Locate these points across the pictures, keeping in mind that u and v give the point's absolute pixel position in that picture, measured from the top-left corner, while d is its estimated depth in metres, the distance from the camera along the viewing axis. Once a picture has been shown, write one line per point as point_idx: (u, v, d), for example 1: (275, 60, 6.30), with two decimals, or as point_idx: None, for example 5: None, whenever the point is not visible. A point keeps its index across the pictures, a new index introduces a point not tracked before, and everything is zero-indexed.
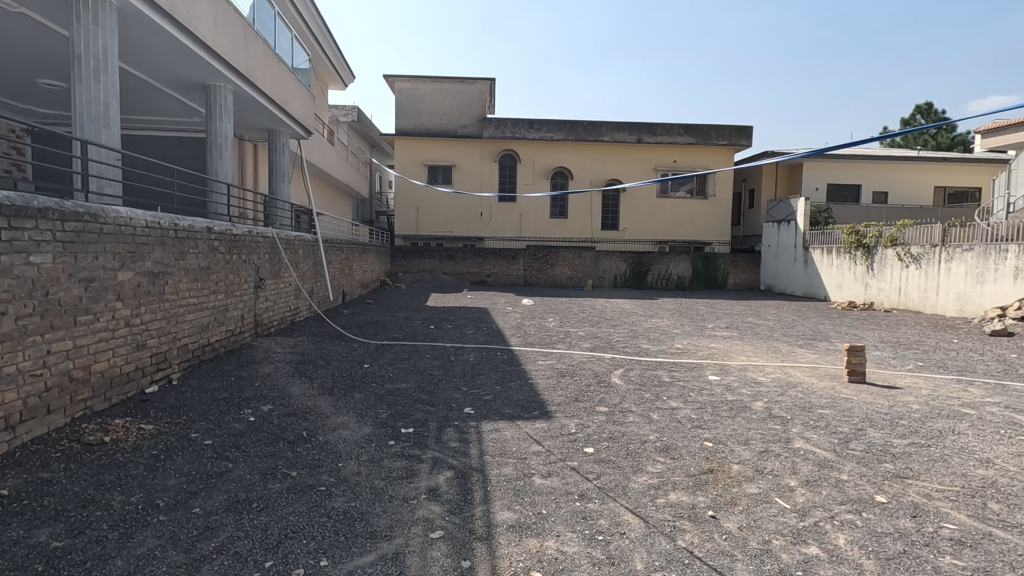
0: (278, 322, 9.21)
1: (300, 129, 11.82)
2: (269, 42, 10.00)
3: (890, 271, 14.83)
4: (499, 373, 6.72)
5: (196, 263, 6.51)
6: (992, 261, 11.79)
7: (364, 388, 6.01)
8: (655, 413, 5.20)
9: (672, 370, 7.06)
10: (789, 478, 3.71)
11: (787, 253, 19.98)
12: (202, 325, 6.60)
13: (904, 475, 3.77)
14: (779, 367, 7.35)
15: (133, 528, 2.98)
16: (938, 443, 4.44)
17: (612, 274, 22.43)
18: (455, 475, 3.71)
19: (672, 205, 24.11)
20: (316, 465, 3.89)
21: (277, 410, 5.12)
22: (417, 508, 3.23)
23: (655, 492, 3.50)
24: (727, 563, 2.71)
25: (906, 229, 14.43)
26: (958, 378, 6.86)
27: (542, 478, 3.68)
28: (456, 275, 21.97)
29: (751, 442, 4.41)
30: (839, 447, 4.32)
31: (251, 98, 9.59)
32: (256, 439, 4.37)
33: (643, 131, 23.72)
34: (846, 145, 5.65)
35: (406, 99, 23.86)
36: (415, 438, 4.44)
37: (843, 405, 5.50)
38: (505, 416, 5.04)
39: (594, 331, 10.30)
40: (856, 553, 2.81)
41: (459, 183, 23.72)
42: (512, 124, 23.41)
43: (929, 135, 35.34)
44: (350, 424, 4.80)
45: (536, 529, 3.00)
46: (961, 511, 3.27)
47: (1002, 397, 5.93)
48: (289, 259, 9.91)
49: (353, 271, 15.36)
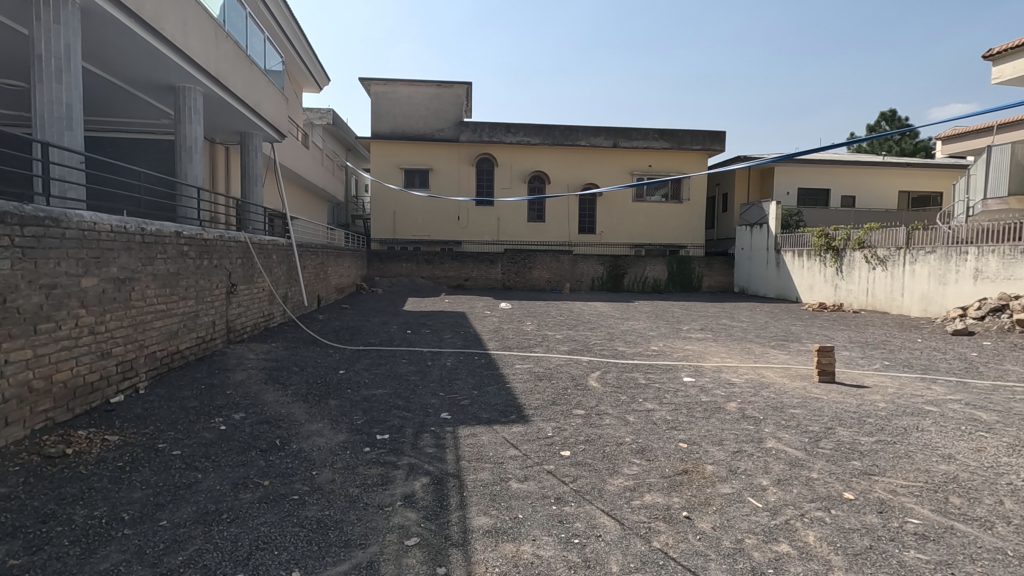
0: (251, 328, 9.04)
1: (273, 132, 11.63)
2: (240, 43, 9.81)
3: (859, 273, 15.23)
4: (477, 378, 6.70)
5: (164, 268, 6.35)
6: (953, 263, 12.23)
7: (339, 394, 5.92)
8: (631, 416, 5.24)
9: (648, 372, 7.13)
10: (761, 477, 3.78)
11: (759, 256, 20.41)
12: (171, 332, 6.44)
13: (871, 472, 3.87)
14: (752, 368, 7.50)
15: (96, 543, 2.88)
16: (903, 440, 4.56)
17: (590, 278, 22.56)
18: (430, 481, 3.67)
19: (648, 209, 24.37)
20: (289, 474, 3.81)
21: (250, 418, 5.02)
22: (392, 516, 3.20)
23: (630, 494, 3.52)
24: (700, 563, 2.74)
25: (872, 232, 14.85)
26: (922, 376, 7.05)
27: (518, 482, 3.68)
28: (434, 278, 21.83)
29: (725, 442, 4.48)
30: (810, 446, 4.41)
31: (223, 100, 9.43)
32: (226, 449, 4.27)
33: (618, 135, 23.93)
34: (817, 150, 5.82)
35: (382, 102, 23.70)
36: (391, 444, 4.39)
37: (813, 405, 5.62)
38: (482, 420, 5.02)
39: (572, 334, 10.36)
40: (825, 549, 2.87)
41: (435, 187, 23.64)
42: (490, 128, 23.39)
43: (892, 141, 36.58)
44: (324, 431, 4.72)
45: (512, 534, 2.99)
46: (925, 507, 3.36)
47: (963, 394, 6.13)
48: (262, 264, 9.73)
49: (329, 276, 15.18)
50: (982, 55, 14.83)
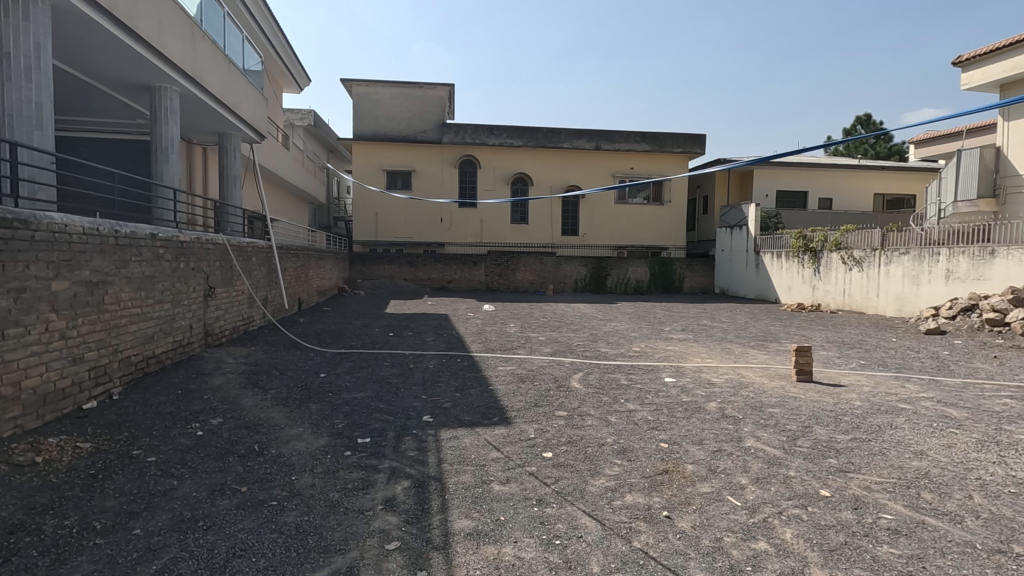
0: (229, 331, 8.90)
1: (252, 133, 11.47)
2: (217, 42, 9.66)
3: (836, 273, 15.51)
4: (459, 380, 6.68)
5: (139, 271, 6.23)
6: (926, 263, 12.56)
7: (320, 398, 5.85)
8: (612, 416, 5.27)
9: (629, 373, 7.19)
10: (740, 476, 3.83)
11: (739, 257, 20.71)
12: (146, 337, 6.32)
13: (846, 470, 3.95)
14: (732, 368, 7.58)
15: (67, 554, 2.81)
16: (877, 438, 4.66)
17: (573, 280, 22.66)
18: (412, 485, 3.65)
19: (630, 211, 24.55)
20: (267, 480, 3.75)
21: (227, 423, 4.94)
22: (373, 520, 3.17)
23: (611, 495, 3.54)
24: (680, 562, 2.76)
25: (849, 233, 15.14)
26: (896, 375, 7.22)
27: (499, 484, 3.67)
28: (417, 281, 21.73)
29: (705, 442, 4.53)
30: (788, 445, 4.46)
31: (199, 100, 9.27)
32: (203, 455, 4.20)
33: (600, 138, 24.08)
34: (795, 151, 5.92)
35: (364, 103, 23.53)
36: (372, 448, 4.36)
37: (791, 404, 5.70)
38: (464, 423, 5.00)
39: (554, 336, 10.38)
40: (801, 546, 2.92)
41: (418, 189, 23.55)
42: (473, 129, 23.35)
43: (867, 144, 37.36)
44: (304, 436, 4.66)
45: (493, 537, 2.99)
46: (898, 502, 3.44)
47: (934, 392, 6.29)
48: (241, 266, 9.57)
49: (310, 279, 15.04)
50: (951, 61, 15.26)
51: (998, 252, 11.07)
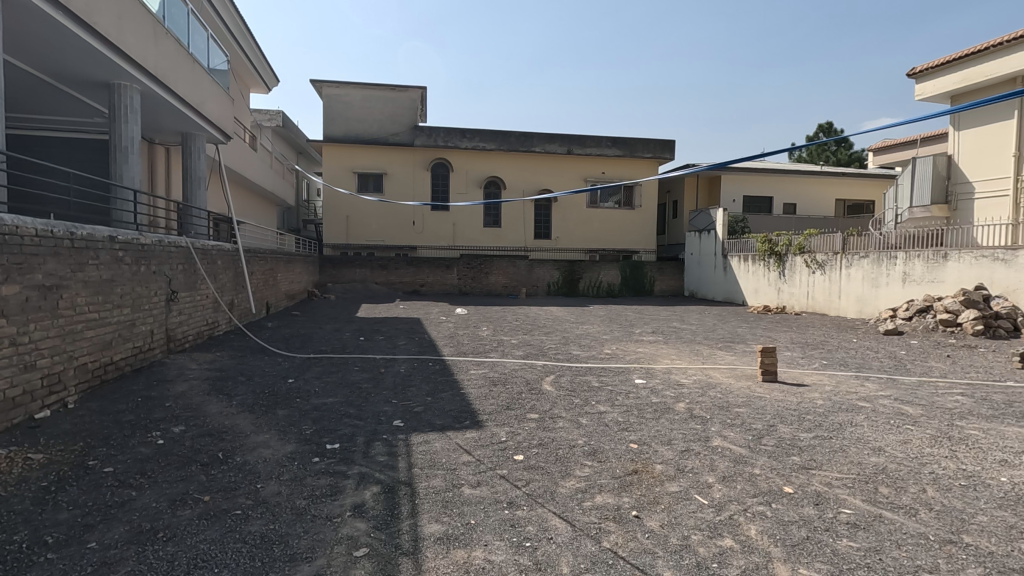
0: (193, 337, 8.64)
1: (218, 133, 11.20)
2: (181, 40, 9.42)
3: (800, 276, 15.96)
4: (431, 384, 6.62)
5: (96, 275, 6.01)
6: (884, 266, 13.04)
7: (288, 404, 5.73)
8: (584, 418, 5.31)
9: (601, 375, 7.26)
10: (707, 475, 3.90)
11: (707, 261, 21.14)
12: (104, 343, 6.10)
13: (809, 466, 4.06)
14: (700, 369, 7.72)
15: (15, 571, 2.69)
16: (838, 435, 4.81)
17: (546, 283, 22.75)
18: (381, 490, 3.61)
19: (602, 215, 24.81)
20: (232, 488, 3.66)
21: (191, 431, 4.80)
22: (341, 527, 3.12)
23: (582, 496, 3.56)
24: (649, 561, 2.80)
25: (812, 238, 15.62)
26: (857, 374, 7.47)
27: (470, 488, 3.66)
28: (389, 284, 21.53)
29: (674, 442, 4.60)
30: (753, 444, 4.56)
31: (162, 99, 9.02)
32: (164, 464, 4.07)
33: (572, 142, 24.30)
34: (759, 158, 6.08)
35: (335, 104, 23.23)
36: (341, 453, 4.30)
37: (757, 404, 5.84)
38: (435, 427, 4.97)
39: (527, 339, 10.40)
40: (765, 542, 2.98)
41: (390, 191, 23.36)
42: (445, 133, 23.30)
43: (829, 151, 38.61)
44: (271, 442, 4.56)
45: (463, 540, 2.98)
46: (857, 497, 3.55)
47: (893, 390, 6.52)
48: (206, 270, 9.33)
49: (278, 282, 14.73)
50: (906, 73, 15.94)
51: (950, 255, 11.61)
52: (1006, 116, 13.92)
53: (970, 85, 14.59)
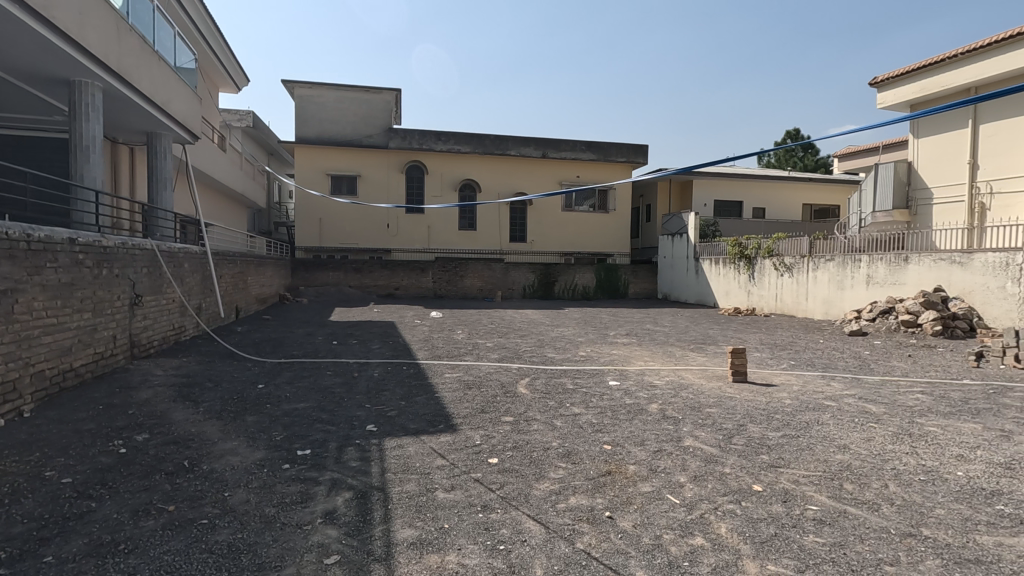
0: (159, 342, 8.39)
1: (185, 133, 10.93)
2: (146, 37, 9.18)
3: (769, 279, 16.33)
4: (405, 388, 6.56)
5: (55, 278, 5.79)
6: (849, 269, 13.45)
7: (258, 410, 5.61)
8: (558, 420, 5.33)
9: (575, 377, 7.30)
10: (679, 475, 3.95)
11: (680, 264, 21.47)
12: (63, 349, 5.88)
13: (777, 465, 4.15)
14: (672, 370, 7.84)
15: None
16: (805, 433, 4.93)
17: (521, 286, 22.80)
18: (353, 496, 3.56)
19: (577, 218, 24.99)
20: (198, 497, 3.56)
21: (155, 439, 4.65)
22: (312, 534, 3.06)
23: (556, 498, 3.57)
24: (622, 561, 2.82)
25: (780, 241, 16.01)
26: (823, 374, 7.67)
27: (444, 492, 3.63)
28: (363, 287, 21.28)
29: (646, 443, 4.65)
30: (724, 443, 4.65)
31: (125, 97, 8.76)
32: (126, 474, 3.93)
33: (547, 146, 24.44)
34: (727, 163, 6.21)
35: (307, 105, 22.89)
36: (313, 459, 4.22)
37: (727, 404, 5.95)
38: (409, 431, 4.92)
39: (502, 342, 10.40)
40: (735, 539, 3.04)
41: (364, 194, 23.12)
42: (420, 136, 23.19)
43: (797, 158, 39.70)
44: (240, 450, 4.45)
45: (437, 545, 2.95)
46: (823, 494, 3.64)
47: (857, 389, 6.72)
48: (172, 273, 9.08)
49: (249, 286, 14.41)
50: (868, 82, 16.49)
51: (911, 258, 12.03)
52: (961, 124, 14.52)
53: (927, 95, 15.18)
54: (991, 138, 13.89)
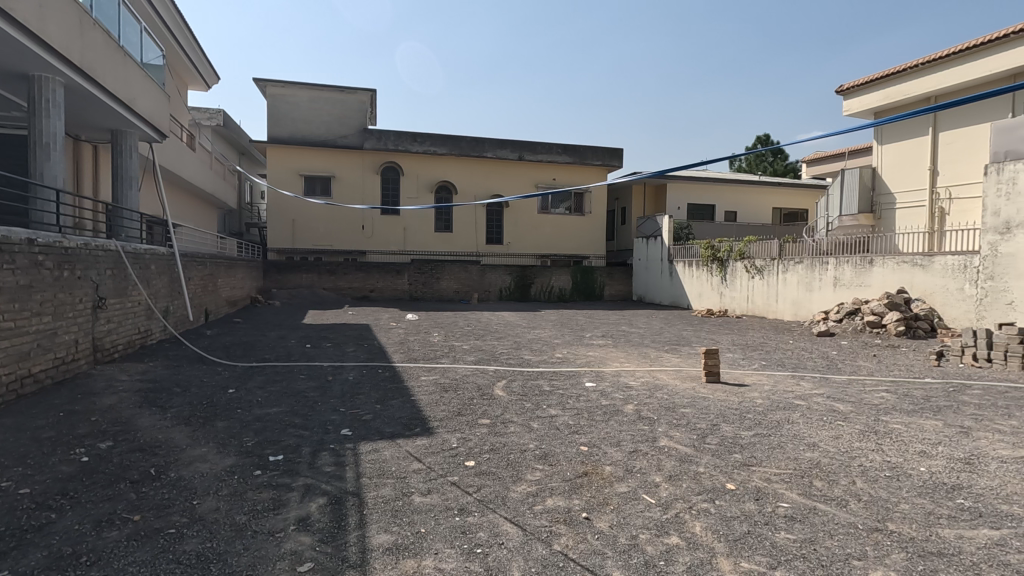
0: (123, 346, 8.12)
1: (152, 131, 10.63)
2: (111, 32, 8.90)
3: (740, 281, 16.65)
4: (380, 392, 6.48)
5: (12, 281, 5.56)
6: (817, 271, 13.82)
7: (228, 415, 5.47)
8: (535, 422, 5.33)
9: (552, 378, 7.32)
10: (654, 475, 3.99)
11: (654, 266, 21.74)
12: (21, 354, 5.65)
13: (750, 463, 4.22)
14: (647, 371, 7.93)
15: None
16: (776, 432, 5.03)
17: (497, 288, 22.79)
18: (328, 502, 3.49)
19: (553, 221, 25.11)
20: (164, 506, 3.45)
21: (119, 447, 4.49)
22: (284, 542, 3.00)
23: (533, 500, 3.57)
24: (598, 561, 2.83)
25: (751, 244, 16.36)
26: (793, 374, 7.86)
27: (421, 496, 3.60)
28: (337, 290, 20.98)
29: (622, 443, 4.68)
30: (698, 443, 4.71)
31: (88, 94, 8.48)
32: (88, 483, 3.79)
33: (523, 148, 24.50)
34: (701, 166, 6.33)
35: (280, 104, 22.52)
36: (285, 465, 4.13)
37: (701, 404, 6.04)
38: (384, 435, 4.86)
39: (478, 344, 10.37)
40: (709, 537, 3.08)
41: (338, 195, 22.84)
42: (396, 136, 23.01)
43: (767, 162, 40.65)
44: (209, 456, 4.33)
45: (413, 550, 2.92)
46: (794, 491, 3.72)
47: (826, 389, 6.89)
48: (137, 275, 8.80)
49: (219, 288, 14.07)
50: (835, 89, 16.97)
51: (875, 261, 12.42)
52: (922, 132, 15.06)
53: (891, 102, 15.69)
54: (950, 146, 14.46)
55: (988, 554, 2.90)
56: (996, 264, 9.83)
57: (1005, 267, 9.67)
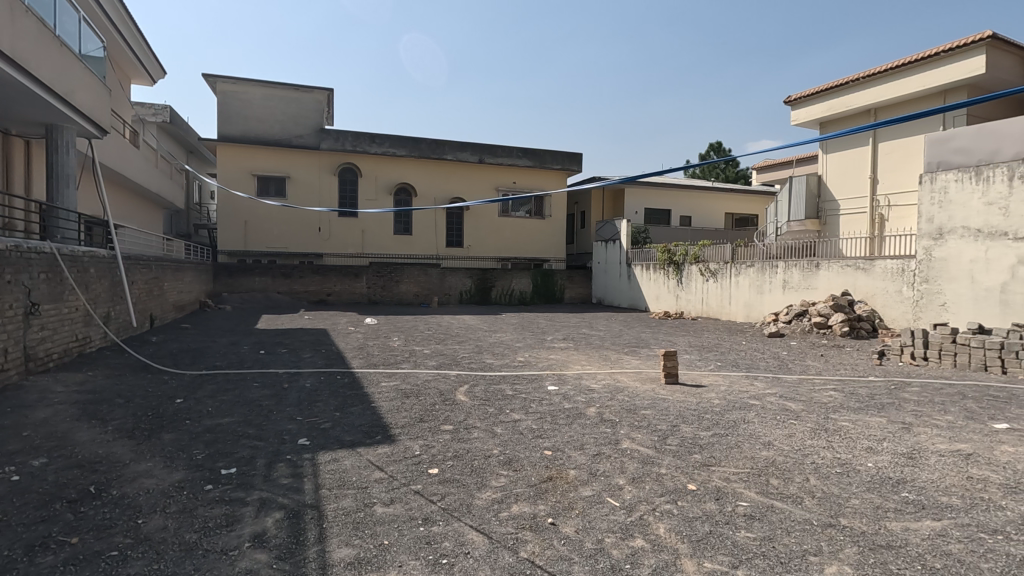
0: (59, 355, 7.63)
1: (92, 127, 10.05)
2: (46, 20, 8.37)
3: (695, 284, 17.11)
4: (339, 399, 6.30)
5: None
6: (768, 275, 14.38)
7: (175, 427, 5.20)
8: (498, 427, 5.29)
9: (515, 383, 7.29)
10: (618, 477, 4.03)
11: (613, 269, 22.06)
12: None
13: (710, 463, 4.32)
14: (608, 373, 8.03)
15: None
16: (733, 432, 5.17)
17: (457, 291, 22.61)
18: (285, 516, 3.36)
19: (514, 224, 25.15)
20: (106, 527, 3.23)
21: (55, 464, 4.20)
22: (238, 560, 2.86)
23: (498, 507, 3.53)
24: (565, 567, 2.82)
25: (706, 248, 16.84)
26: (747, 374, 8.11)
27: (383, 506, 3.51)
28: (292, 293, 20.38)
29: (586, 447, 4.71)
30: (659, 444, 4.79)
31: (21, 85, 7.94)
32: (20, 504, 3.52)
33: (484, 151, 24.47)
34: (659, 173, 6.47)
35: (231, 102, 21.77)
36: (239, 479, 3.95)
37: (661, 405, 6.15)
38: (344, 444, 4.72)
39: (439, 348, 10.24)
40: (673, 539, 3.12)
41: (293, 197, 22.24)
42: (353, 137, 22.57)
43: (719, 169, 41.98)
44: (156, 471, 4.10)
45: (376, 563, 2.83)
46: (752, 490, 3.82)
47: (778, 388, 7.15)
48: (75, 279, 8.29)
49: (165, 292, 13.41)
50: (784, 100, 17.72)
51: (821, 265, 13.00)
52: (863, 142, 15.88)
53: (835, 113, 16.51)
54: (888, 156, 15.30)
55: (932, 544, 3.06)
56: (931, 268, 10.41)
57: (939, 270, 10.26)
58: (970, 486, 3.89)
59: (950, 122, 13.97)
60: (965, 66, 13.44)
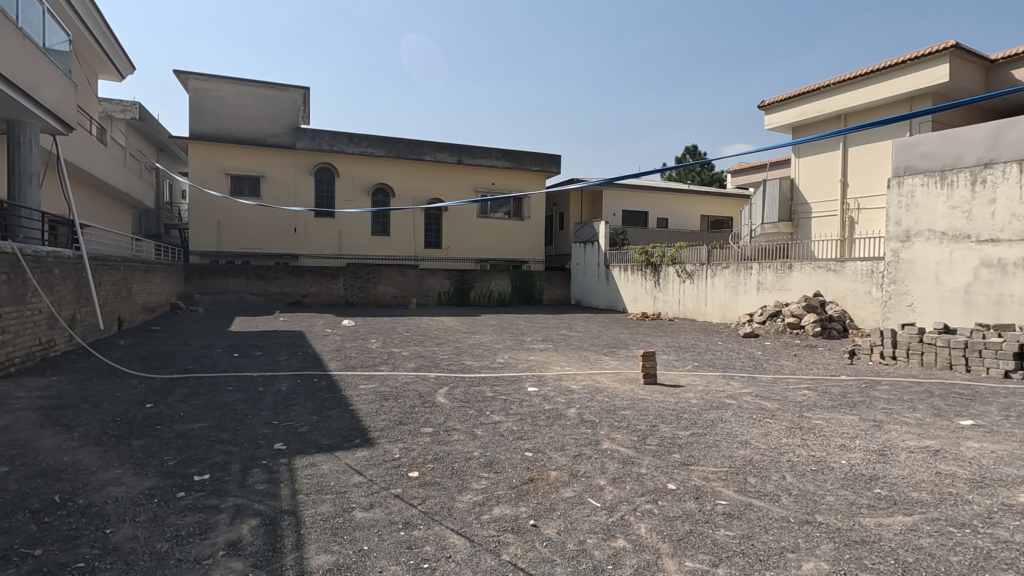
0: (21, 359, 7.34)
1: (57, 123, 9.71)
2: (7, 11, 8.07)
3: (672, 285, 17.31)
4: (316, 402, 6.20)
5: None
6: (743, 276, 14.62)
7: (145, 432, 5.04)
8: (479, 430, 5.26)
9: (494, 384, 7.26)
10: (599, 478, 4.03)
11: (592, 271, 22.20)
12: None
13: (689, 463, 4.36)
14: (587, 374, 8.06)
15: None
16: (711, 431, 5.23)
17: (436, 292, 22.48)
18: (261, 523, 3.28)
19: (492, 225, 25.12)
20: (72, 537, 3.11)
21: (17, 473, 4.03)
22: (212, 570, 2.78)
23: (479, 509, 3.51)
24: (546, 569, 2.82)
25: (682, 250, 17.05)
26: (723, 374, 8.23)
27: (362, 511, 3.45)
28: (267, 295, 20.01)
29: (566, 448, 4.71)
30: (639, 444, 4.82)
31: None
32: None
33: (462, 152, 24.40)
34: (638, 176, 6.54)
35: (204, 100, 21.31)
36: (213, 485, 3.85)
37: (640, 405, 6.20)
38: (322, 448, 4.64)
39: (418, 350, 10.15)
40: (654, 538, 3.14)
41: (268, 197, 21.85)
42: (330, 137, 22.27)
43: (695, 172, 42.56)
44: (125, 478, 3.97)
45: (356, 570, 2.78)
46: (730, 488, 3.87)
47: (753, 388, 7.27)
48: (38, 280, 7.99)
49: (133, 294, 13.03)
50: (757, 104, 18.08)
51: (794, 266, 13.29)
52: (834, 147, 16.28)
53: (806, 118, 16.90)
54: (857, 160, 15.70)
55: (903, 539, 3.13)
56: (899, 269, 10.70)
57: (906, 272, 10.56)
58: (939, 481, 4.01)
59: (916, 128, 14.42)
60: (929, 74, 13.89)
